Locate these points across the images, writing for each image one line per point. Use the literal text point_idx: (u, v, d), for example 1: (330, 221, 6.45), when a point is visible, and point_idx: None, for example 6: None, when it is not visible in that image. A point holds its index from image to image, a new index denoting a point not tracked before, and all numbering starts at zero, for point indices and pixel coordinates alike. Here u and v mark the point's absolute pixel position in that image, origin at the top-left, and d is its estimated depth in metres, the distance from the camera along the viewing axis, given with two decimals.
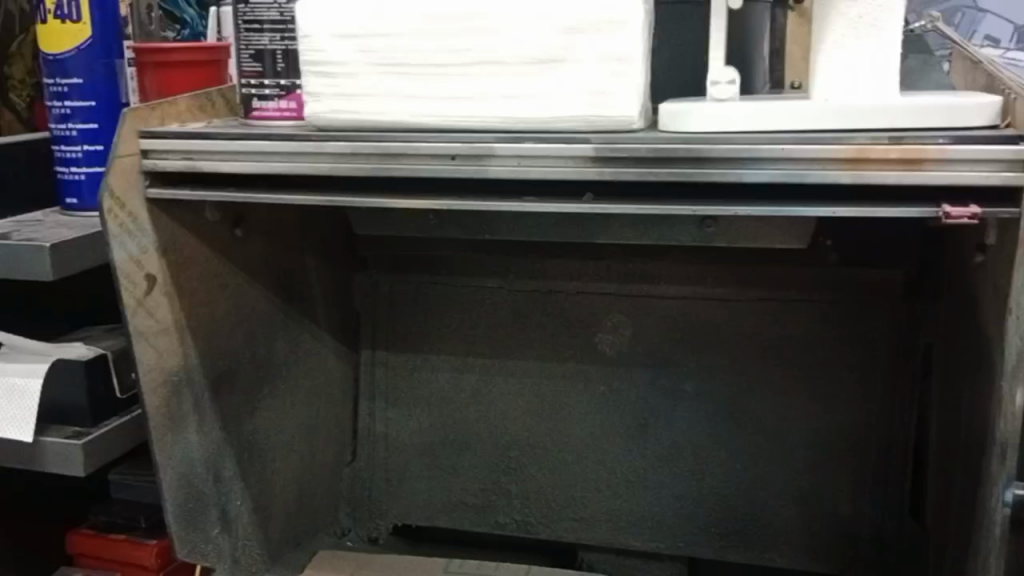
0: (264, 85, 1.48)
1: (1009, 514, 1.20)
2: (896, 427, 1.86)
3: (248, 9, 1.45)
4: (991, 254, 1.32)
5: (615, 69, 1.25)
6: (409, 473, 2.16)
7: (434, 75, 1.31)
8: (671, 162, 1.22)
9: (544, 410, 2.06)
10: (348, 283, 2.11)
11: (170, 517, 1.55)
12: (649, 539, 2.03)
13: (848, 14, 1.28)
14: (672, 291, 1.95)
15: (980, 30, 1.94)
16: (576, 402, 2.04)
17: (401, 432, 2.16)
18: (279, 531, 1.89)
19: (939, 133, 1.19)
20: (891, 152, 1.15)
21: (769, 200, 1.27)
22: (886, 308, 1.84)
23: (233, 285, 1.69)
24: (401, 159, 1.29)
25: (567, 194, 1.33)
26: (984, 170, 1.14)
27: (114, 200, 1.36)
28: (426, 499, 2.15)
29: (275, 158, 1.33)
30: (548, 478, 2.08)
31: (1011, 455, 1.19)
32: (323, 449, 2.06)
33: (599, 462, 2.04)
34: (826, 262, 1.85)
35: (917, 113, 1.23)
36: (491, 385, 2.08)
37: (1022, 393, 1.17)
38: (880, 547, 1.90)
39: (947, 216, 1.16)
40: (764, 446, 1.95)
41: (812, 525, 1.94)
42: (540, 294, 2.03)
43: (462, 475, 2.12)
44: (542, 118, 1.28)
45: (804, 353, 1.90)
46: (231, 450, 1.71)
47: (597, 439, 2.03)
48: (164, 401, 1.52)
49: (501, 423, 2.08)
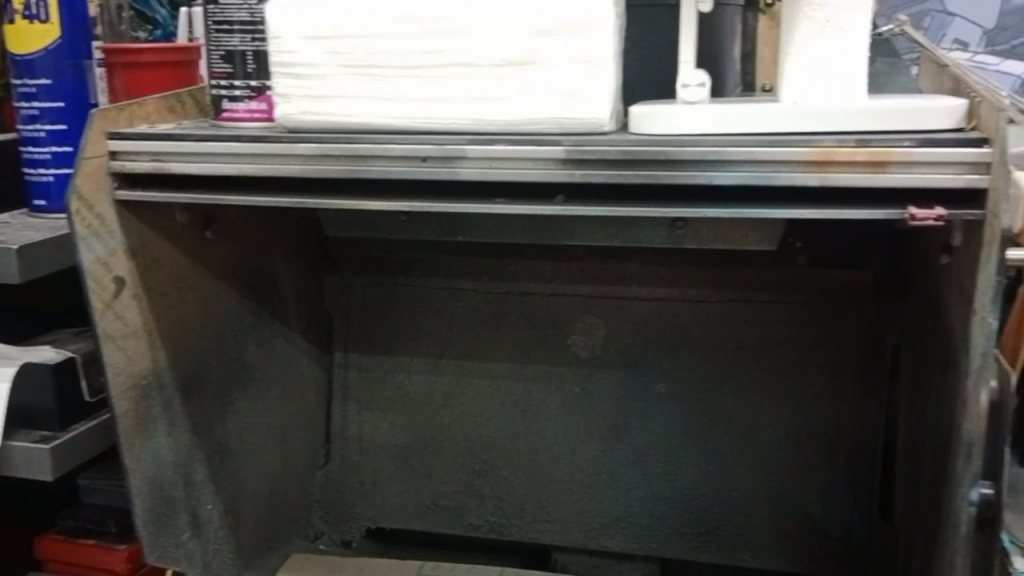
0: (234, 86, 1.54)
1: (974, 513, 1.28)
2: (865, 427, 2.02)
3: (218, 9, 1.50)
4: (957, 255, 1.40)
5: (586, 71, 1.31)
6: (383, 475, 2.30)
7: (404, 76, 1.37)
8: (640, 164, 1.29)
9: (522, 414, 2.21)
10: (320, 283, 2.27)
11: (138, 519, 1.62)
12: (624, 539, 2.18)
13: (815, 18, 1.35)
14: (644, 292, 2.12)
15: (948, 33, 2.33)
16: (552, 404, 2.19)
17: (374, 434, 2.30)
18: (250, 537, 1.98)
19: (906, 136, 1.26)
20: (857, 155, 1.23)
21: (738, 202, 1.33)
22: (854, 309, 2.01)
23: (201, 286, 1.76)
24: (372, 160, 1.35)
25: (538, 195, 1.39)
26: (949, 172, 1.21)
27: (80, 200, 1.41)
28: (401, 501, 2.30)
29: (243, 159, 1.38)
30: (519, 479, 2.23)
31: (976, 455, 1.26)
32: (294, 450, 2.19)
33: (571, 464, 2.20)
34: (796, 263, 2.01)
35: (887, 116, 1.27)
36: (467, 389, 2.24)
37: (986, 392, 1.24)
38: (847, 544, 2.04)
39: (913, 218, 1.23)
40: (736, 446, 2.10)
41: (783, 524, 2.09)
42: (515, 295, 2.20)
43: (437, 475, 2.27)
44: (513, 120, 1.35)
45: (778, 353, 2.06)
46: (200, 453, 1.78)
47: (574, 438, 2.19)
48: (131, 402, 1.58)
49: (476, 426, 2.24)
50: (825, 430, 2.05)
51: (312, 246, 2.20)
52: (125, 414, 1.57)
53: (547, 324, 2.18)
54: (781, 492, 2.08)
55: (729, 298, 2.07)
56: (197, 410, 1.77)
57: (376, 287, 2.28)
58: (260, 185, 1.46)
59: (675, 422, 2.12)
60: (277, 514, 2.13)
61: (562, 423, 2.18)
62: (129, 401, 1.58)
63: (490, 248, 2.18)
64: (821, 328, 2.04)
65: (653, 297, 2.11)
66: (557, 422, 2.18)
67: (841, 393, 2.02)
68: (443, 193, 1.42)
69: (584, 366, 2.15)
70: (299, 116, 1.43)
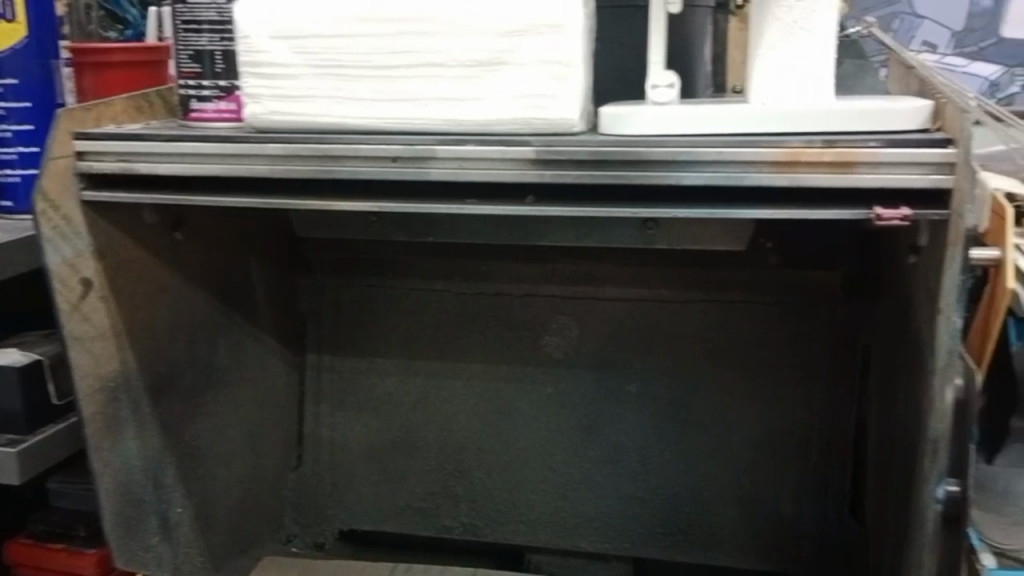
0: (202, 86, 1.52)
1: (940, 511, 1.26)
2: (839, 425, 2.06)
3: (186, 10, 1.48)
4: (924, 254, 1.39)
5: (556, 74, 1.31)
6: (357, 480, 2.31)
7: (380, 77, 1.37)
8: (610, 166, 1.28)
9: (495, 413, 2.23)
10: (293, 285, 2.30)
11: (107, 524, 1.62)
12: (594, 540, 2.19)
13: (785, 19, 1.35)
14: (614, 292, 2.16)
15: (918, 36, 2.34)
16: (525, 404, 2.21)
17: (345, 437, 2.32)
18: (220, 540, 1.98)
19: (873, 138, 1.24)
20: (824, 155, 1.22)
21: (698, 199, 1.33)
22: (825, 308, 2.06)
23: (179, 286, 1.78)
24: (343, 162, 1.34)
25: (509, 196, 1.38)
26: (918, 172, 1.20)
27: (46, 201, 1.39)
28: (375, 498, 2.30)
29: (213, 160, 1.36)
30: (502, 485, 2.24)
31: (941, 452, 1.25)
32: (266, 448, 2.21)
33: (545, 464, 2.21)
34: (768, 263, 2.05)
35: (836, 117, 1.27)
36: (441, 389, 2.26)
37: (951, 391, 1.22)
38: (822, 546, 2.07)
39: (879, 218, 1.21)
40: (705, 447, 2.12)
41: (750, 518, 2.11)
42: (489, 296, 2.23)
43: (414, 477, 2.29)
44: (484, 120, 1.35)
45: (753, 352, 2.09)
46: (171, 458, 1.77)
47: (546, 436, 2.21)
48: (99, 405, 1.57)
49: (445, 424, 2.26)
50: (781, 429, 2.09)
51: (281, 247, 2.21)
52: (92, 417, 1.56)
53: (509, 332, 2.21)
54: (754, 492, 2.10)
55: (701, 298, 2.11)
56: (170, 411, 1.77)
57: (351, 291, 2.31)
58: (229, 186, 1.46)
59: (645, 418, 2.15)
60: (249, 517, 2.14)
61: (525, 421, 2.21)
62: (97, 403, 1.57)
63: (460, 249, 2.21)
64: (779, 330, 2.08)
65: (624, 297, 2.16)
66: (526, 418, 2.21)
67: (779, 397, 2.08)
68: (412, 192, 1.41)
69: (546, 365, 2.20)
70: (268, 115, 1.43)
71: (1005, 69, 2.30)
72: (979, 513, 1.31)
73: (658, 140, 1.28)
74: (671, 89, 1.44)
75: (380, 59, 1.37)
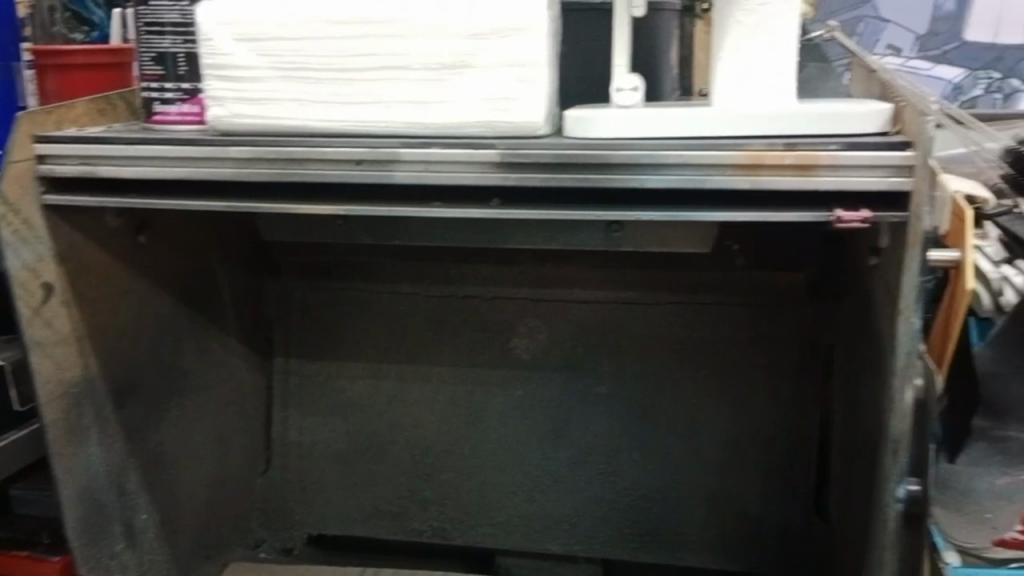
0: (165, 89, 1.32)
1: (901, 511, 1.11)
2: (800, 425, 1.79)
3: (148, 10, 1.28)
4: (885, 257, 1.22)
5: (518, 75, 1.15)
6: (321, 480, 2.01)
7: (339, 80, 1.20)
8: (569, 168, 1.12)
9: (464, 411, 1.93)
10: (258, 288, 1.99)
11: (70, 531, 1.44)
12: (563, 540, 1.91)
13: (745, 6, 1.15)
14: (588, 296, 1.86)
15: (881, 39, 1.94)
16: (501, 404, 1.92)
17: (319, 438, 2.01)
18: (188, 544, 1.78)
19: (833, 142, 1.08)
20: (786, 158, 1.06)
21: (666, 206, 1.15)
22: (795, 308, 1.77)
23: (137, 289, 1.58)
24: (306, 165, 1.19)
25: (472, 199, 1.21)
26: (880, 176, 1.05)
27: (6, 206, 1.27)
28: (343, 505, 2.00)
29: (145, 161, 1.24)
30: (456, 484, 1.96)
31: (902, 450, 1.10)
32: (232, 461, 1.93)
33: (519, 467, 1.92)
34: (733, 266, 1.78)
35: (795, 121, 1.11)
36: (409, 390, 1.96)
37: (910, 390, 1.08)
38: (786, 538, 1.81)
39: (840, 220, 1.07)
40: (672, 445, 1.84)
41: (725, 526, 1.83)
42: (450, 296, 1.92)
43: (377, 483, 1.99)
44: (451, 123, 1.17)
45: (717, 350, 1.81)
46: (135, 460, 1.60)
47: (512, 438, 1.92)
48: (62, 411, 1.43)
49: (403, 426, 1.97)
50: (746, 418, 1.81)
51: (243, 251, 1.91)
52: (53, 423, 1.41)
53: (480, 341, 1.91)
54: (719, 491, 1.83)
55: (672, 300, 1.82)
56: (135, 418, 1.60)
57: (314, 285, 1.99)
58: (184, 188, 1.31)
59: (607, 407, 1.86)
60: (219, 515, 1.89)
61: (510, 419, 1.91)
62: (59, 409, 1.42)
63: (428, 249, 1.92)
64: (757, 328, 1.79)
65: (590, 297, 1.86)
66: (502, 412, 1.92)
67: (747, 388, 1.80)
68: (373, 199, 1.25)
69: (485, 355, 1.91)
70: (233, 118, 1.24)
71: (968, 71, 1.89)
72: (938, 509, 1.20)
73: (622, 142, 1.12)
74: (637, 92, 1.21)
75: (340, 61, 1.20)
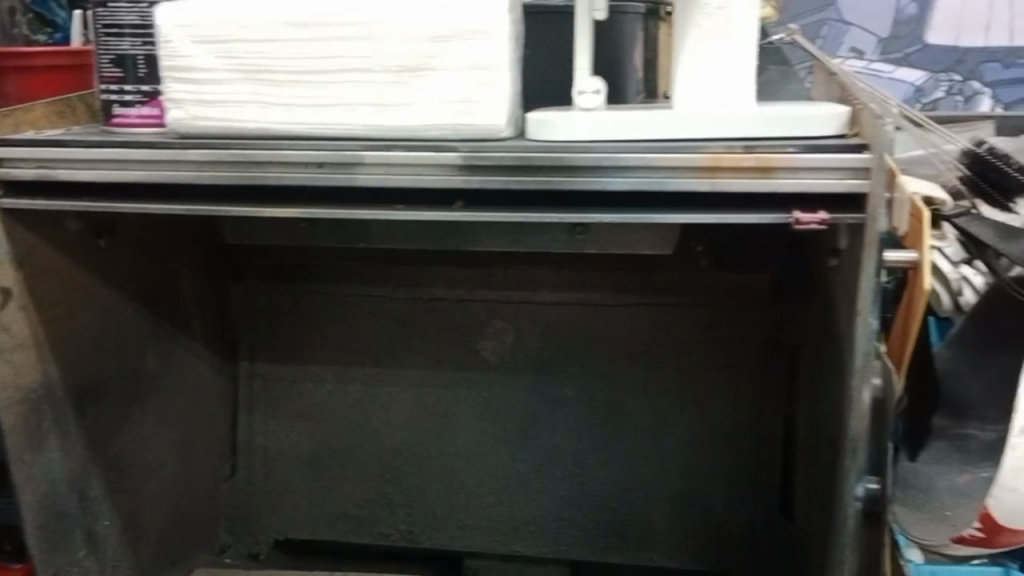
0: (124, 91, 1.34)
1: (859, 508, 1.13)
2: (759, 428, 1.85)
3: (106, 12, 1.30)
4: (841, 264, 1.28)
5: (480, 78, 1.16)
6: (290, 485, 2.05)
7: (292, 82, 1.22)
8: (535, 170, 1.13)
9: (427, 418, 1.98)
10: (223, 294, 2.00)
11: (29, 538, 1.46)
12: (533, 544, 1.98)
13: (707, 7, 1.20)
14: (551, 298, 1.91)
15: (844, 42, 1.91)
16: (460, 409, 1.97)
17: (279, 443, 2.05)
18: (152, 557, 1.78)
19: (792, 142, 1.14)
20: (744, 160, 1.09)
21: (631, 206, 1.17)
22: (755, 309, 1.83)
23: (102, 297, 1.59)
24: (265, 167, 1.20)
25: (435, 200, 1.21)
26: (830, 177, 1.08)
27: None
28: (310, 512, 2.05)
29: (133, 167, 1.23)
30: (433, 484, 2.00)
31: (861, 452, 1.12)
32: (196, 473, 1.94)
33: (482, 470, 1.98)
34: (697, 266, 1.83)
35: (768, 121, 1.16)
36: (377, 395, 1.99)
37: (868, 392, 1.10)
38: (749, 544, 1.87)
39: (798, 222, 1.10)
40: (634, 443, 1.91)
41: (686, 524, 1.90)
42: (423, 303, 1.96)
43: (343, 492, 2.03)
44: (411, 127, 1.20)
45: (676, 355, 1.87)
46: (95, 467, 1.59)
47: (483, 442, 1.97)
48: (21, 418, 1.43)
49: (378, 437, 2.00)
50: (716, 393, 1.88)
51: (211, 258, 1.93)
52: (11, 429, 1.41)
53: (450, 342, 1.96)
54: (689, 490, 1.90)
55: (636, 302, 1.87)
56: (97, 425, 1.60)
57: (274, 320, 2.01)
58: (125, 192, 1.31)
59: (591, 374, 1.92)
60: (178, 532, 1.88)
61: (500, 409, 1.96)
62: (14, 416, 1.42)
63: (404, 253, 1.94)
64: (735, 328, 1.84)
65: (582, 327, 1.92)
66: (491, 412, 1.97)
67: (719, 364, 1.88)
68: (334, 199, 1.26)
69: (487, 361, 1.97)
70: (191, 120, 1.26)
71: (930, 73, 1.87)
72: (900, 510, 1.28)
73: (587, 145, 1.15)
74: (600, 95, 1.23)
75: (296, 63, 1.21)
